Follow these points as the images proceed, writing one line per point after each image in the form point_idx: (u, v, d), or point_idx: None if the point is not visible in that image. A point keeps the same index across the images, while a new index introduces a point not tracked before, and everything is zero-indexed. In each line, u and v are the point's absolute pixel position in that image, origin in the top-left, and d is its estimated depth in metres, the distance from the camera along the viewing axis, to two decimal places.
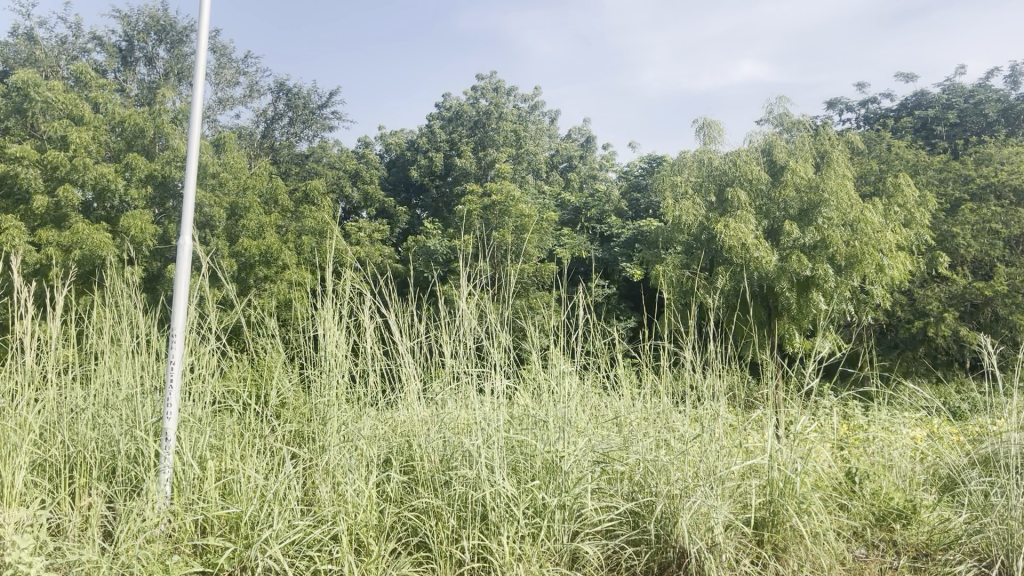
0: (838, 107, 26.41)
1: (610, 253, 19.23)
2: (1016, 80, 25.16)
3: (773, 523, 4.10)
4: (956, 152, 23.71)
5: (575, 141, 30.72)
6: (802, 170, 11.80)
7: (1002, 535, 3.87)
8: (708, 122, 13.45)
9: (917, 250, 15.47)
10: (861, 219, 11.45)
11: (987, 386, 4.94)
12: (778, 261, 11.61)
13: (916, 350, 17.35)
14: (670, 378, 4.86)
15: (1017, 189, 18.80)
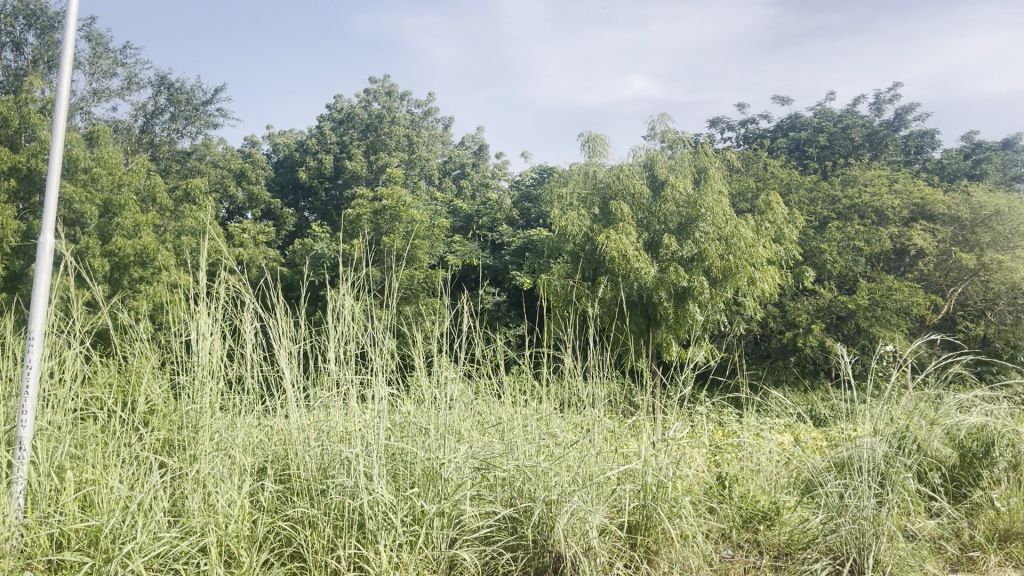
0: (720, 126, 27.51)
1: (500, 261, 19.44)
2: (880, 107, 26.89)
3: (646, 527, 4.24)
4: (825, 173, 25.11)
5: (469, 148, 30.83)
6: (682, 185, 12.20)
7: (855, 534, 4.16)
8: (594, 136, 13.75)
9: (786, 265, 16.31)
10: (735, 234, 11.96)
11: (844, 394, 5.28)
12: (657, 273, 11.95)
13: (787, 359, 18.34)
14: (550, 386, 4.94)
15: (878, 209, 20.07)
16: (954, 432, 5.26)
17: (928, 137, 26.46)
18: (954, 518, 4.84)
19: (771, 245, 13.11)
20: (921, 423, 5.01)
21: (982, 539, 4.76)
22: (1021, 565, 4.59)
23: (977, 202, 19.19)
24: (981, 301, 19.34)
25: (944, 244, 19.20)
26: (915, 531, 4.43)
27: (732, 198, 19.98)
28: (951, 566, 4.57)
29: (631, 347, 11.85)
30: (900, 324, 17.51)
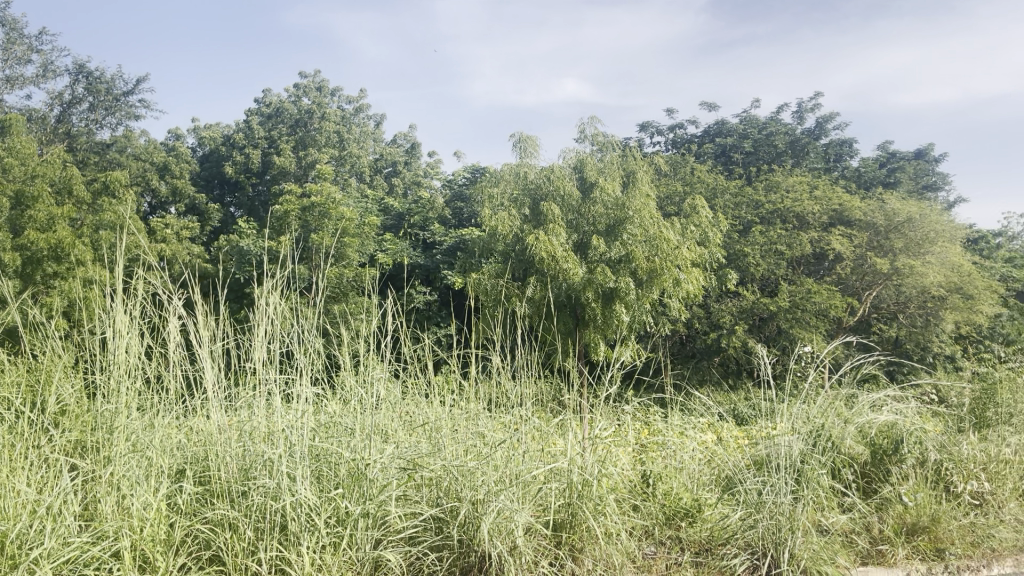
0: (649, 131, 27.94)
1: (431, 260, 19.37)
2: (802, 116, 27.75)
3: (571, 524, 4.29)
4: (750, 178, 25.75)
5: (401, 146, 30.60)
6: (610, 188, 12.36)
7: (772, 529, 4.31)
8: (525, 137, 13.81)
9: (711, 268, 16.68)
10: (660, 237, 12.17)
11: (765, 394, 5.44)
12: (585, 273, 12.07)
13: (711, 360, 18.78)
14: (479, 386, 4.95)
15: (799, 214, 20.70)
16: (866, 430, 5.46)
17: (847, 146, 27.43)
18: (865, 513, 5.05)
19: (695, 248, 13.37)
20: (836, 421, 5.21)
21: (891, 532, 4.97)
22: (927, 558, 4.81)
23: (891, 209, 19.99)
24: (895, 305, 20.15)
25: (860, 249, 19.94)
26: (828, 526, 4.60)
27: (659, 202, 20.33)
28: (861, 559, 4.77)
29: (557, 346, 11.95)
30: (818, 326, 18.11)
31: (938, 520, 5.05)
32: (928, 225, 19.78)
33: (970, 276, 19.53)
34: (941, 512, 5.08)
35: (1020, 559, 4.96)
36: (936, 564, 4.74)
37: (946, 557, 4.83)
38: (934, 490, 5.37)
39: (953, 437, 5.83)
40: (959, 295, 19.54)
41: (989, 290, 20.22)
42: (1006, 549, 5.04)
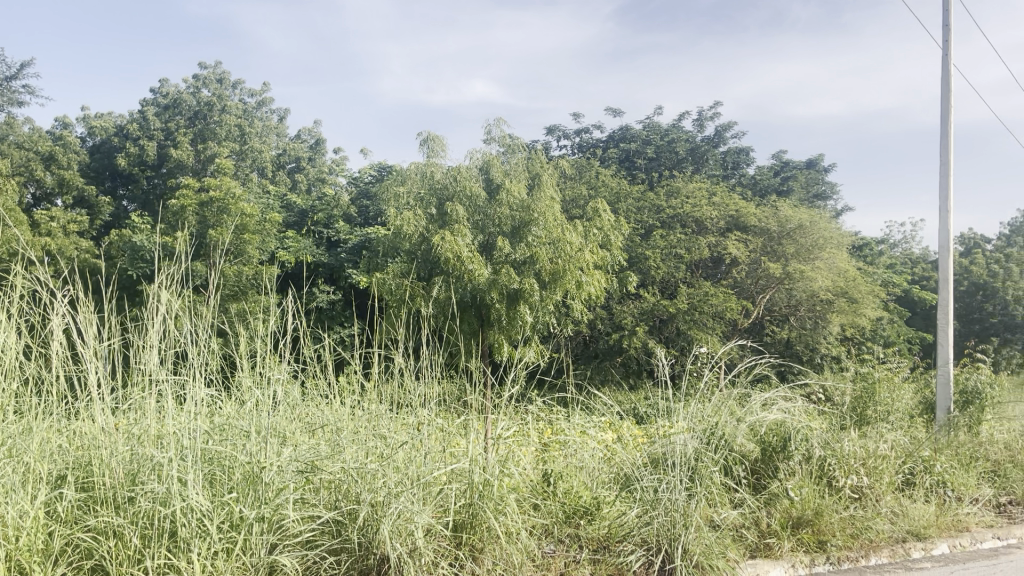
0: (556, 134, 28.26)
1: (336, 259, 19.10)
2: (702, 124, 28.61)
3: (472, 525, 4.30)
4: (652, 184, 26.41)
5: (305, 141, 29.98)
6: (516, 189, 12.42)
7: (666, 526, 4.47)
8: (432, 137, 13.77)
9: (613, 271, 17.01)
10: (564, 239, 12.32)
11: (663, 394, 5.59)
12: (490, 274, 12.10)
13: (613, 360, 19.18)
14: (381, 387, 4.89)
15: (698, 219, 21.31)
16: (756, 428, 5.69)
17: (744, 154, 28.37)
18: (755, 508, 5.26)
19: (598, 251, 13.59)
20: (729, 420, 5.42)
21: (778, 526, 5.20)
22: (810, 549, 5.07)
23: (784, 215, 20.86)
24: (786, 307, 21.02)
25: (754, 254, 20.71)
26: (720, 521, 4.76)
27: (564, 204, 20.60)
28: (751, 552, 4.98)
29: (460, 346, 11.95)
30: (714, 328, 18.75)
31: (821, 514, 5.32)
32: (817, 232, 20.71)
33: (855, 281, 20.59)
34: (824, 506, 5.35)
35: (894, 549, 5.36)
36: (819, 556, 5.01)
37: (827, 549, 5.11)
38: (818, 484, 5.63)
39: (836, 434, 6.11)
40: (845, 299, 20.59)
41: (871, 294, 21.37)
42: (882, 540, 5.41)
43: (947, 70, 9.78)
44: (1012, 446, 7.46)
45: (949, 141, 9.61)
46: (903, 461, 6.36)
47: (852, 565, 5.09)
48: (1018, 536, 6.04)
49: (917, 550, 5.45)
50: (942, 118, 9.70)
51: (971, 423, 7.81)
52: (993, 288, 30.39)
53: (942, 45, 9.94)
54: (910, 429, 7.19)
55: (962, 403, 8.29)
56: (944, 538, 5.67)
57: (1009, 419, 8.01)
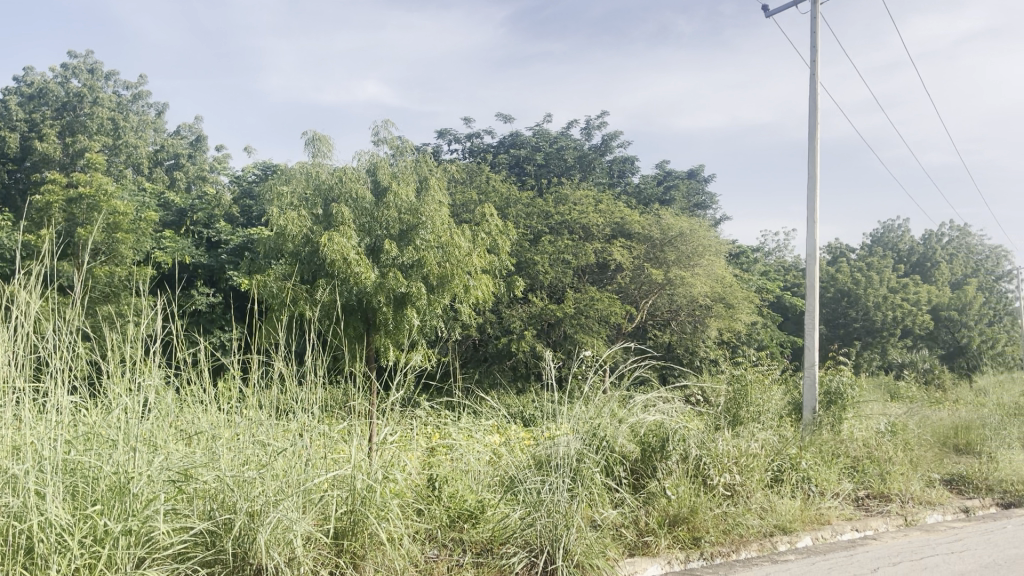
0: (447, 138, 28.25)
1: (216, 260, 18.57)
2: (589, 132, 29.24)
3: (354, 532, 4.24)
4: (541, 189, 26.78)
5: (185, 138, 28.86)
6: (404, 192, 12.25)
7: (548, 527, 4.57)
8: (318, 136, 13.51)
9: (500, 275, 17.10)
10: (453, 243, 12.25)
11: (549, 396, 5.70)
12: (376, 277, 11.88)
13: (500, 364, 19.36)
14: (263, 392, 4.76)
15: (585, 226, 21.72)
16: (636, 429, 5.92)
17: (629, 163, 29.26)
18: (634, 507, 5.41)
19: (486, 255, 13.63)
20: (610, 422, 5.64)
21: (655, 524, 5.36)
22: (685, 546, 5.26)
23: (666, 223, 21.51)
24: (668, 312, 21.73)
25: (638, 261, 21.33)
26: (600, 521, 4.91)
27: (453, 208, 20.60)
28: (629, 551, 5.11)
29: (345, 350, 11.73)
30: (600, 332, 19.20)
31: (696, 511, 5.52)
32: (696, 239, 21.46)
33: (731, 286, 21.57)
34: (698, 504, 5.56)
35: (762, 543, 5.62)
36: (693, 552, 5.19)
37: (701, 545, 5.31)
38: (694, 483, 5.84)
39: (712, 434, 6.36)
40: (722, 304, 21.52)
41: (745, 300, 22.42)
42: (752, 535, 5.66)
43: (814, 89, 10.33)
44: (870, 443, 7.92)
45: (815, 157, 10.17)
46: (773, 459, 6.69)
47: (723, 560, 5.30)
48: (874, 528, 6.46)
49: (784, 543, 5.74)
50: (809, 133, 10.27)
51: (834, 422, 8.26)
52: (857, 295, 32.40)
53: (810, 65, 10.51)
54: (779, 429, 7.54)
55: (826, 403, 8.75)
56: (808, 531, 6.00)
57: (867, 417, 8.50)
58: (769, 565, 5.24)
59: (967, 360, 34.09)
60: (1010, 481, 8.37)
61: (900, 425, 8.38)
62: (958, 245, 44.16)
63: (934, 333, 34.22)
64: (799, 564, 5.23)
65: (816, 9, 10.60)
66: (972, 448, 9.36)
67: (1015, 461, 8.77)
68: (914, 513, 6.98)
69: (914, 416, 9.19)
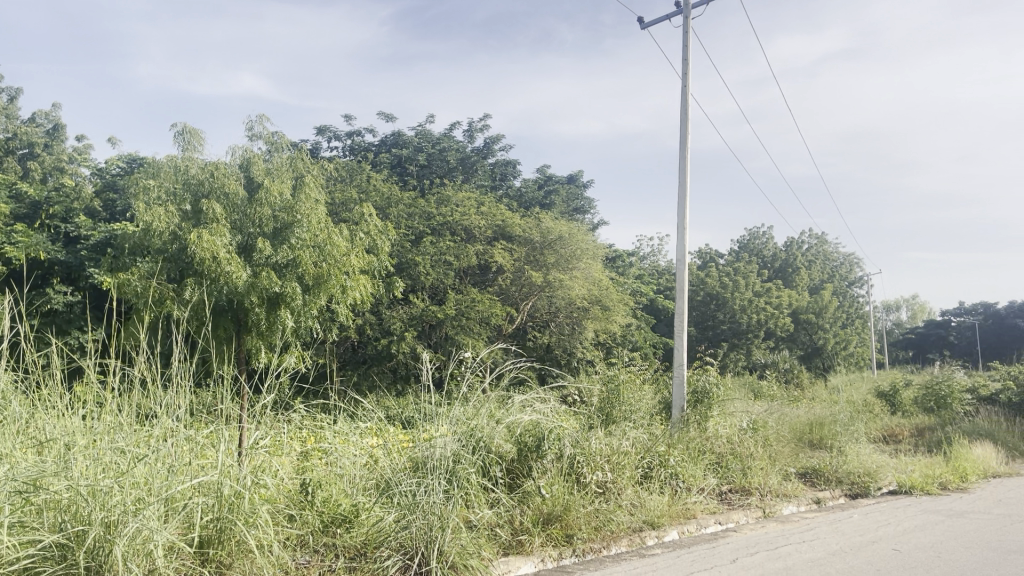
0: (326, 135, 27.71)
1: (76, 256, 17.63)
2: (472, 135, 29.36)
3: (219, 540, 4.11)
4: (424, 190, 26.69)
5: (40, 126, 27.09)
6: (277, 190, 11.88)
7: (423, 530, 4.57)
8: (189, 129, 13.08)
9: (380, 275, 16.89)
10: (329, 242, 11.94)
11: (427, 397, 5.68)
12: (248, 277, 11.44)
13: (379, 365, 19.26)
14: (123, 396, 4.53)
15: (466, 228, 21.78)
16: (513, 428, 5.98)
17: (511, 166, 29.57)
18: (509, 506, 5.47)
19: (365, 255, 13.42)
20: (488, 422, 5.67)
21: (530, 523, 5.45)
22: (558, 544, 5.37)
23: (546, 227, 21.82)
24: (547, 313, 22.18)
25: (518, 263, 21.57)
26: (476, 522, 4.96)
27: (331, 207, 20.20)
28: (503, 550, 5.18)
29: (214, 352, 11.28)
30: (480, 332, 19.34)
31: (569, 509, 5.64)
32: (575, 243, 21.86)
33: (608, 289, 22.20)
34: (571, 502, 5.68)
35: (632, 538, 5.82)
36: (566, 550, 5.32)
37: (574, 542, 5.44)
38: (567, 482, 5.96)
39: (586, 433, 6.50)
40: (598, 306, 22.10)
41: (621, 303, 23.11)
42: (622, 530, 5.85)
43: (685, 101, 10.75)
44: (733, 439, 8.26)
45: (685, 166, 10.58)
46: (642, 456, 6.91)
47: (594, 555, 5.45)
48: (735, 520, 6.80)
49: (652, 537, 5.95)
50: (680, 144, 10.65)
51: (700, 420, 8.57)
52: (725, 298, 33.98)
53: (681, 77, 10.93)
54: (649, 427, 7.78)
55: (693, 402, 9.09)
56: (674, 525, 6.25)
57: (731, 415, 8.85)
58: (637, 560, 5.41)
59: (823, 360, 36.35)
60: (856, 473, 9.01)
61: (761, 422, 8.78)
62: (816, 252, 47.09)
63: (794, 335, 36.25)
64: (665, 557, 5.43)
65: (687, 23, 11.04)
66: (824, 442, 9.98)
67: (862, 454, 9.41)
68: (771, 505, 7.42)
69: (774, 414, 9.68)
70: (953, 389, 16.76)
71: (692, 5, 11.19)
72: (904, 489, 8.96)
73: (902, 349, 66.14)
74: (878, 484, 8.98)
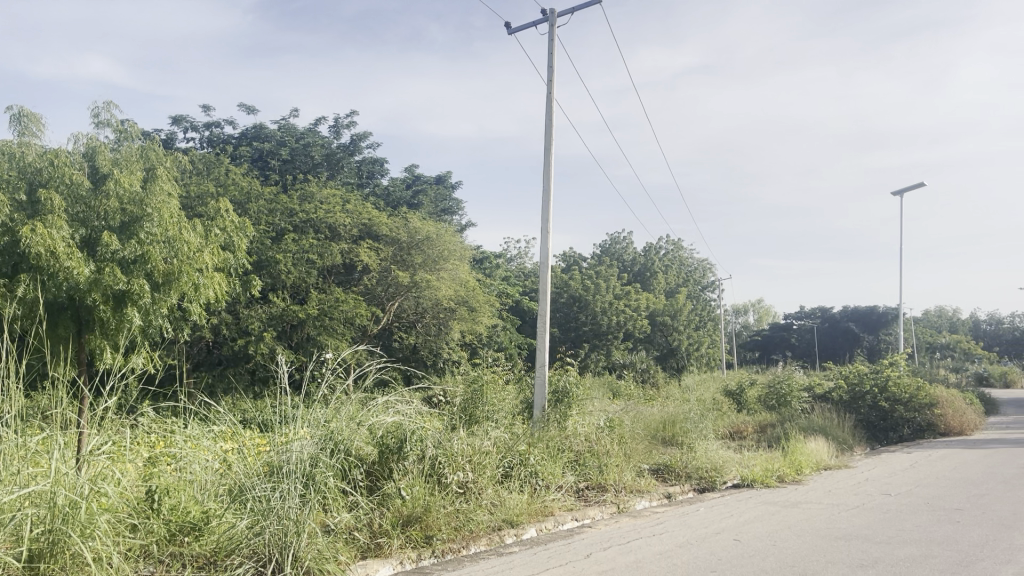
0: (182, 125, 26.43)
1: None
2: (338, 131, 28.80)
3: (51, 553, 3.84)
4: (286, 185, 25.93)
5: None
6: (127, 181, 11.13)
7: (278, 536, 4.47)
8: (29, 114, 12.16)
9: (237, 273, 16.22)
10: (180, 237, 11.31)
11: (284, 400, 5.54)
12: (91, 272, 10.72)
13: (236, 366, 18.78)
14: None
15: (331, 225, 21.27)
16: (374, 430, 5.93)
17: (377, 165, 29.21)
18: (368, 509, 5.42)
19: (220, 252, 12.88)
20: (348, 425, 5.60)
21: (388, 525, 5.41)
22: (417, 545, 5.37)
23: (413, 227, 21.54)
24: (413, 313, 22.18)
25: (384, 263, 21.33)
26: (333, 526, 4.89)
27: (185, 200, 19.23)
28: (361, 553, 5.13)
29: (51, 352, 10.53)
30: (343, 333, 19.03)
31: (429, 510, 5.64)
32: (443, 243, 21.71)
33: (474, 291, 22.37)
34: (431, 503, 5.68)
35: (490, 537, 5.89)
36: (425, 551, 5.33)
37: (433, 543, 5.45)
38: (428, 483, 5.96)
39: (448, 434, 6.52)
40: (464, 307, 22.24)
41: (487, 304, 23.30)
42: (481, 530, 5.90)
43: (549, 107, 10.96)
44: (592, 436, 8.51)
45: (549, 171, 10.79)
46: (503, 456, 6.98)
47: (453, 556, 5.48)
48: (591, 516, 7.01)
49: (511, 536, 6.04)
50: (546, 150, 10.83)
51: (560, 418, 8.73)
52: (587, 301, 34.92)
53: (547, 84, 11.13)
54: (511, 426, 7.88)
55: (554, 401, 9.26)
56: (532, 523, 6.37)
57: (588, 414, 9.08)
58: (494, 558, 5.49)
59: (678, 361, 38.01)
60: (704, 468, 9.47)
61: (616, 420, 9.07)
62: (673, 258, 49.19)
63: (651, 336, 37.70)
64: (522, 555, 5.53)
65: (553, 31, 11.26)
66: (675, 439, 10.44)
67: (710, 450, 9.91)
68: (625, 500, 7.71)
69: (630, 413, 10.04)
70: (792, 388, 17.94)
71: (558, 13, 11.41)
72: (746, 482, 9.50)
73: (749, 351, 70.11)
74: (723, 478, 9.49)
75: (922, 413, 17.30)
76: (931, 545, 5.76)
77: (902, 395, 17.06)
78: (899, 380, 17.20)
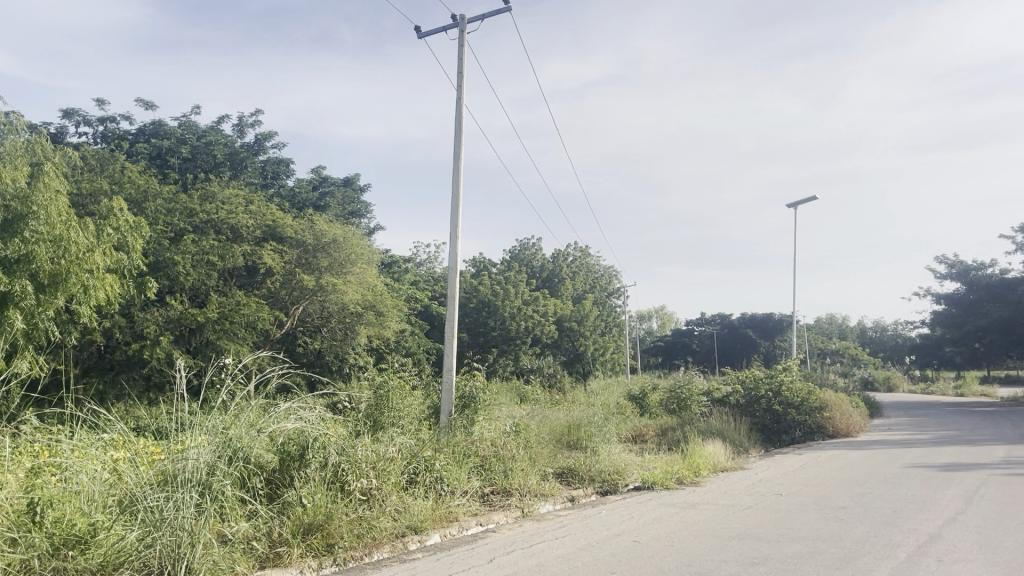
0: (74, 118, 25.19)
1: None
2: (242, 129, 28.02)
3: None
4: (186, 184, 25.10)
5: None
6: (9, 177, 10.64)
7: (171, 546, 4.35)
8: None
9: (130, 275, 15.43)
10: (68, 236, 10.75)
11: (180, 408, 5.35)
12: None
13: (131, 371, 18.03)
14: None
15: (233, 226, 20.67)
16: (275, 437, 5.81)
17: (283, 166, 28.57)
18: (267, 518, 5.31)
19: (113, 253, 12.37)
20: (247, 432, 5.46)
21: (289, 534, 5.30)
22: (318, 554, 5.28)
23: (319, 230, 21.06)
24: (318, 318, 21.88)
25: (288, 266, 20.84)
26: (230, 536, 4.77)
27: (75, 197, 18.32)
28: (260, 563, 5.01)
29: None
30: (244, 337, 18.59)
31: (331, 518, 5.53)
32: (350, 246, 21.36)
33: (381, 295, 22.11)
34: (333, 511, 5.58)
35: (393, 544, 5.81)
36: (326, 559, 5.24)
37: (334, 551, 5.36)
38: (330, 490, 5.86)
39: (351, 440, 6.42)
40: (372, 312, 21.97)
41: (395, 308, 23.10)
42: (384, 536, 5.83)
43: (458, 113, 10.97)
44: (498, 441, 8.53)
45: (457, 177, 10.78)
46: (408, 462, 6.93)
47: (355, 564, 5.40)
48: (495, 521, 7.05)
49: (414, 542, 6.00)
50: (454, 154, 10.82)
51: (466, 424, 8.69)
52: (496, 306, 34.81)
53: (456, 89, 11.14)
54: (416, 431, 7.82)
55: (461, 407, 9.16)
56: (437, 529, 6.34)
57: (494, 419, 9.09)
58: (397, 565, 5.43)
59: (584, 366, 38.60)
60: (606, 471, 9.64)
61: (522, 425, 9.13)
62: (580, 265, 49.91)
63: (558, 342, 38.13)
64: (425, 561, 5.50)
65: (462, 37, 11.28)
66: (579, 442, 10.58)
67: (612, 453, 10.09)
68: (529, 505, 7.78)
69: (535, 417, 10.13)
70: (692, 392, 18.52)
71: (467, 19, 11.43)
72: (647, 485, 9.71)
73: (652, 356, 71.83)
74: (625, 481, 9.69)
75: (812, 416, 18.05)
76: (816, 543, 6.01)
77: (794, 399, 17.78)
78: (792, 385, 17.92)
